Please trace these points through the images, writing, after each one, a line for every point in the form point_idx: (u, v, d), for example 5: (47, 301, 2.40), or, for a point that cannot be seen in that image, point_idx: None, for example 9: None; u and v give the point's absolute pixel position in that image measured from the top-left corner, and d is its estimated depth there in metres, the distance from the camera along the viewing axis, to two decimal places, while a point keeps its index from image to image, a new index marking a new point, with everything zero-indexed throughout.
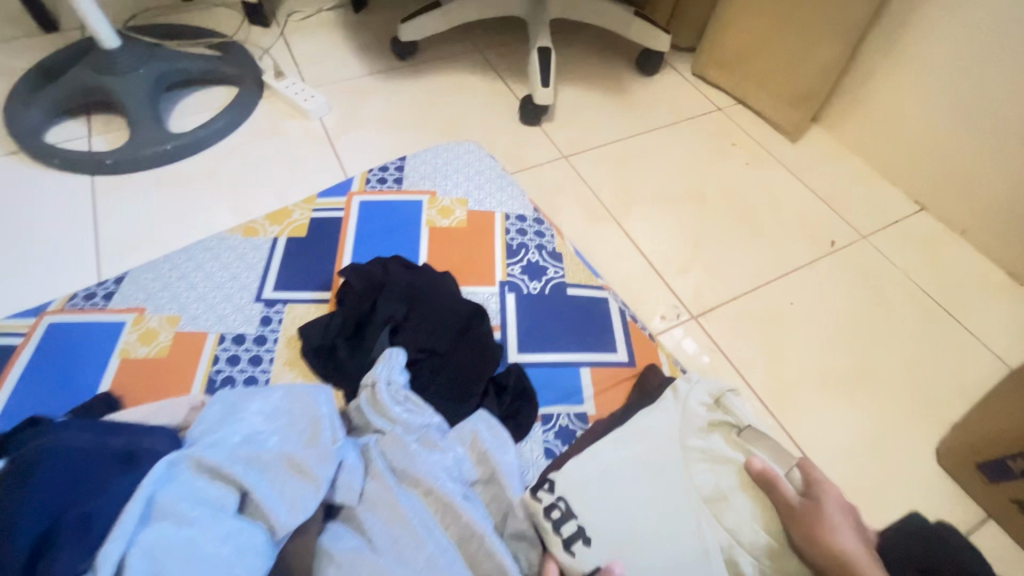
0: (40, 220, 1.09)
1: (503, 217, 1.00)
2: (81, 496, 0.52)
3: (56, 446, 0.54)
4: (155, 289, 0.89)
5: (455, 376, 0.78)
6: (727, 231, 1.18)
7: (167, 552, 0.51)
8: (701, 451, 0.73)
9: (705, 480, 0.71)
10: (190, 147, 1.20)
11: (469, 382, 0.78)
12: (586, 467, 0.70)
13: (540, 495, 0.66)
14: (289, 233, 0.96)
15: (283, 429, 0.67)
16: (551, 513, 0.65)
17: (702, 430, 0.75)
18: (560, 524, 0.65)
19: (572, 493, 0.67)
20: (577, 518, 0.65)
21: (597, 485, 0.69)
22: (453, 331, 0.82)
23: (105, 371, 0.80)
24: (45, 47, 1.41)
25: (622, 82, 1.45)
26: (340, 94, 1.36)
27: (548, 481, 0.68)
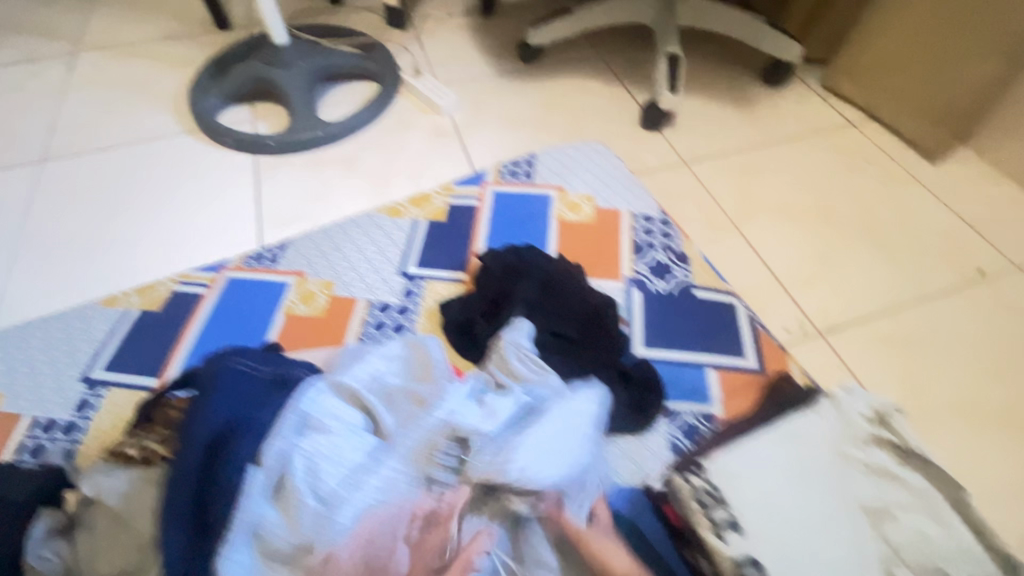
0: (210, 190, 1.24)
1: (631, 216, 1.02)
2: (249, 408, 0.65)
3: (229, 367, 0.68)
4: (313, 256, 0.99)
5: (583, 361, 0.80)
6: (857, 249, 1.13)
7: (318, 460, 0.61)
8: (862, 462, 0.68)
9: (865, 489, 0.65)
10: (337, 134, 1.32)
11: (599, 369, 0.80)
12: (740, 456, 0.67)
13: (689, 475, 0.65)
14: (429, 216, 1.04)
15: (401, 370, 0.74)
16: (704, 493, 0.63)
17: (863, 441, 0.69)
18: (715, 508, 0.62)
19: (724, 479, 0.64)
20: (731, 504, 0.63)
21: (751, 476, 0.65)
22: (582, 318, 0.84)
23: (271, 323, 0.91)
24: (217, 41, 1.60)
25: (746, 92, 1.43)
26: (469, 92, 1.45)
27: (696, 464, 0.66)
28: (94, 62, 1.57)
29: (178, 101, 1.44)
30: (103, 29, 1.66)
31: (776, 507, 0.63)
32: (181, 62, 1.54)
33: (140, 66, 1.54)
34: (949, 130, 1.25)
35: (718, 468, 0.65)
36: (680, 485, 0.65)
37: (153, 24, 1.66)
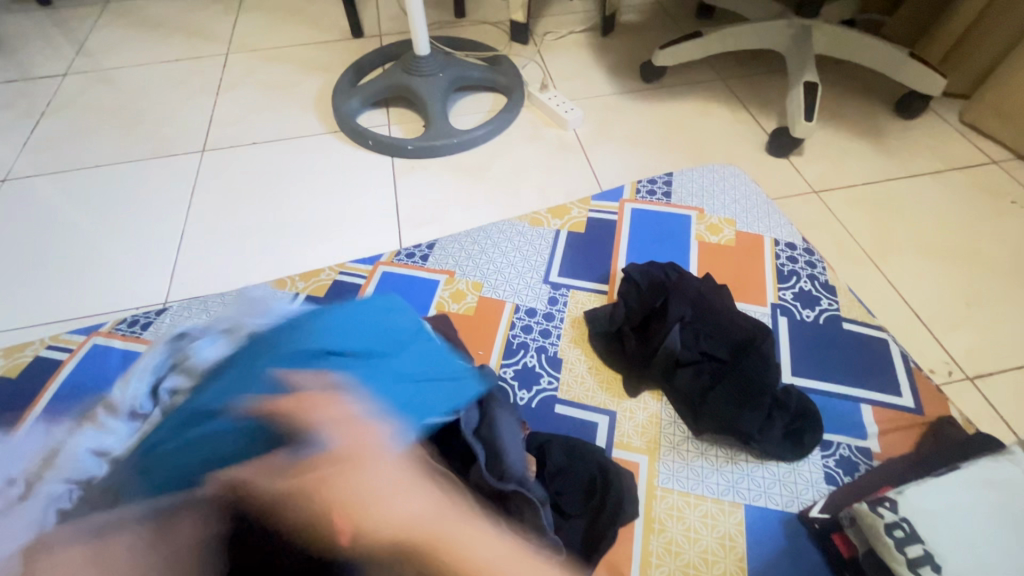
0: (352, 188, 1.33)
1: (773, 242, 1.03)
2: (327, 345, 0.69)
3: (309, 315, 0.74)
4: (461, 258, 1.05)
5: (741, 382, 0.79)
6: (1007, 294, 1.08)
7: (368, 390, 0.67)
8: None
9: None
10: (469, 142, 1.39)
11: (757, 392, 0.78)
12: (930, 497, 0.63)
13: (881, 510, 0.62)
14: (569, 228, 1.08)
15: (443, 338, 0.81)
16: (895, 526, 0.61)
17: None
18: (908, 543, 0.60)
19: (917, 517, 0.61)
20: (926, 544, 0.60)
21: (945, 518, 0.62)
22: (732, 342, 0.84)
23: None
24: (354, 49, 1.72)
25: (878, 123, 1.40)
26: (592, 108, 1.49)
27: (889, 499, 0.63)
28: (245, 64, 1.72)
29: (320, 103, 1.56)
30: (252, 34, 1.82)
31: (969, 556, 0.60)
32: (322, 67, 1.67)
33: (287, 69, 1.68)
34: None
35: (910, 504, 0.62)
36: (862, 517, 0.63)
37: (296, 31, 1.81)
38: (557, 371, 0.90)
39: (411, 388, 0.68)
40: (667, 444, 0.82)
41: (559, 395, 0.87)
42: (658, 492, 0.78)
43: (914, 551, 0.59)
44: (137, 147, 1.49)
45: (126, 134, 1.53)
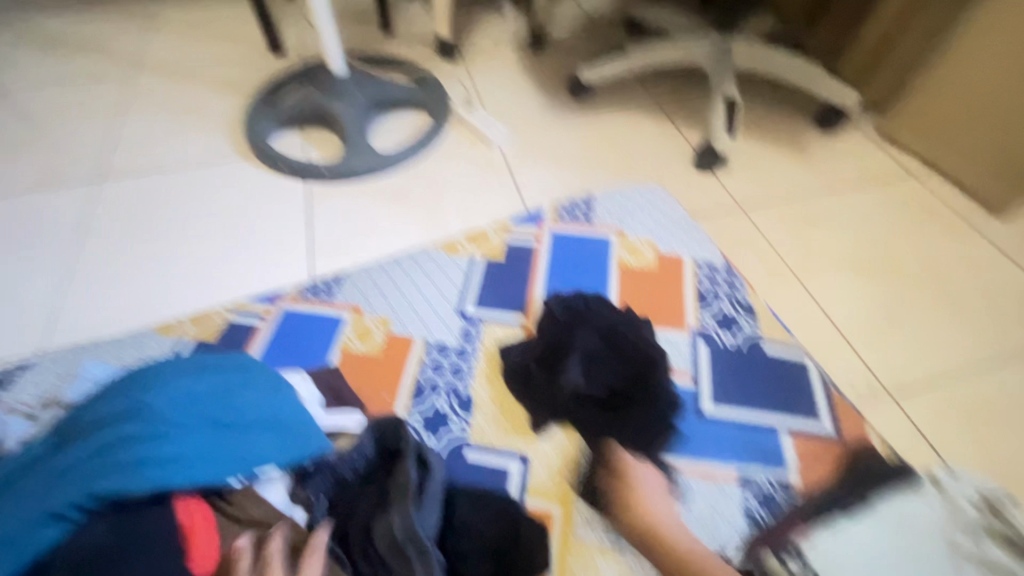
0: (261, 216, 1.24)
1: (693, 263, 1.00)
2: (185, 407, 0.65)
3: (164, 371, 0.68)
4: (369, 291, 0.98)
5: (643, 415, 0.80)
6: (923, 306, 1.09)
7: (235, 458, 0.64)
8: (972, 554, 0.70)
9: None
10: (389, 164, 1.32)
11: (658, 423, 0.80)
12: (838, 543, 0.70)
13: (787, 561, 0.69)
14: (486, 254, 1.02)
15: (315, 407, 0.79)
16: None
17: (970, 528, 0.71)
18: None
19: (824, 567, 0.69)
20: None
21: (852, 561, 0.69)
22: (634, 373, 0.83)
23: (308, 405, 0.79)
24: (271, 67, 1.62)
25: (800, 136, 1.41)
26: (518, 126, 1.45)
27: (795, 546, 0.70)
28: (151, 85, 1.59)
29: (231, 125, 1.46)
30: (160, 52, 1.69)
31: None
32: (234, 86, 1.57)
33: (197, 88, 1.57)
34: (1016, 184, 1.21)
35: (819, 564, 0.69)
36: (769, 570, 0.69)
37: (208, 48, 1.69)
38: (469, 413, 0.83)
39: (225, 449, 0.63)
40: (582, 489, 0.76)
41: (469, 439, 0.80)
42: (573, 545, 0.72)
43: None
44: (21, 177, 1.35)
45: (10, 162, 1.39)
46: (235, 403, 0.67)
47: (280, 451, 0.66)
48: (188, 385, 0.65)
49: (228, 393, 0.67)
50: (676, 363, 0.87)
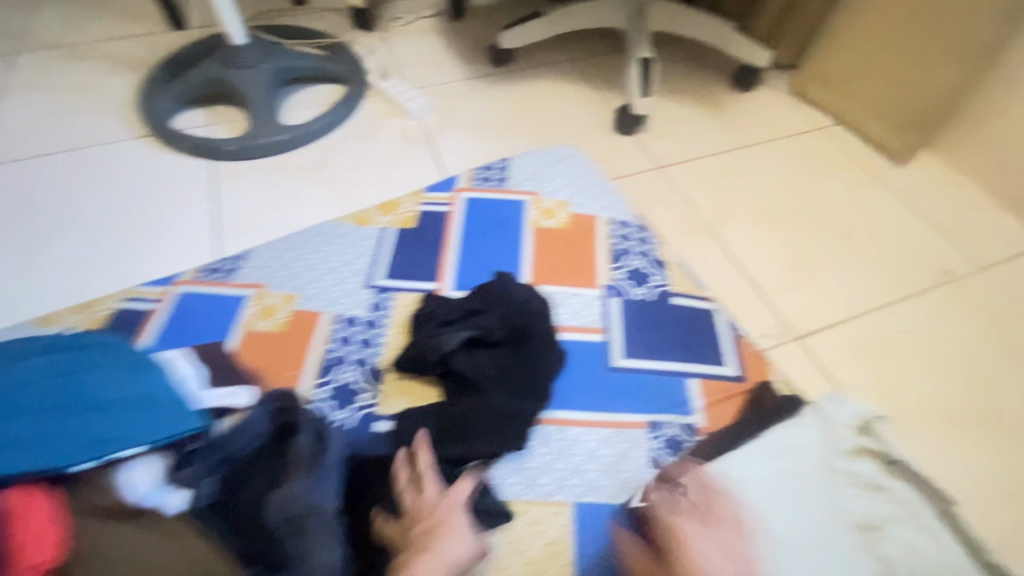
0: (162, 198, 1.16)
1: (607, 222, 1.00)
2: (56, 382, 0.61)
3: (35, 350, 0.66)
4: (274, 268, 0.93)
5: (519, 378, 0.77)
6: (830, 254, 1.13)
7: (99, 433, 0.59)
8: (848, 474, 0.71)
9: (854, 504, 0.69)
10: (300, 139, 1.26)
11: (532, 384, 0.77)
12: (724, 477, 0.69)
13: (677, 497, 0.68)
14: (398, 224, 0.99)
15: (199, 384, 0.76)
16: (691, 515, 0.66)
17: (848, 452, 0.73)
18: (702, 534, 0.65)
19: (711, 500, 0.67)
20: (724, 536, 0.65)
21: (737, 492, 0.68)
22: (517, 346, 0.79)
23: (188, 382, 0.75)
24: (171, 41, 1.51)
25: (717, 96, 1.43)
26: (438, 96, 1.40)
27: (683, 485, 0.69)
28: (36, 63, 1.45)
29: (127, 104, 1.35)
30: (45, 27, 1.54)
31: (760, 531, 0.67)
32: (130, 63, 1.45)
33: (89, 66, 1.45)
34: (914, 134, 1.26)
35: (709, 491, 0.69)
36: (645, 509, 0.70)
37: (100, 23, 1.56)
38: (379, 384, 0.81)
39: (82, 428, 0.59)
40: None
41: (379, 410, 0.78)
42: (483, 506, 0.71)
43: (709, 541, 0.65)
44: None
45: None
46: (93, 380, 0.63)
47: (147, 426, 0.61)
48: (35, 365, 0.62)
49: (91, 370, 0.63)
50: (588, 320, 0.88)
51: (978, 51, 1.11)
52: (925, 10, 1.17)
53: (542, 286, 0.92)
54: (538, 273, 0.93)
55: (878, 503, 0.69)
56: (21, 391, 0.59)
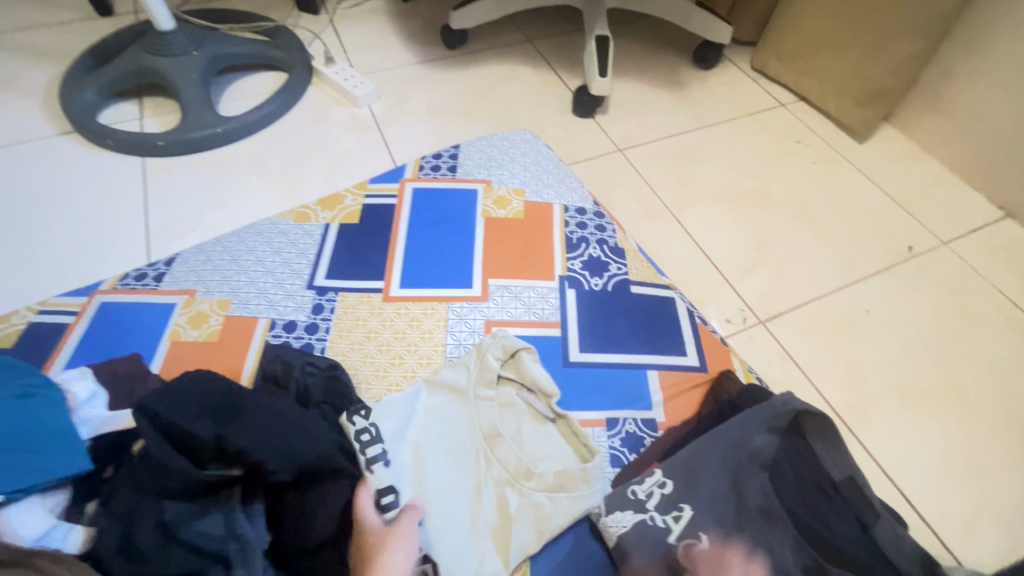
0: (89, 200, 1.07)
1: (562, 209, 0.95)
2: None
3: None
4: (205, 271, 0.87)
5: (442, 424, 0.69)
6: (793, 235, 1.10)
7: None
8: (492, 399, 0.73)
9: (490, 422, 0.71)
10: (238, 132, 1.17)
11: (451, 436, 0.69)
12: (387, 404, 0.72)
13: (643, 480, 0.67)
14: (341, 219, 0.93)
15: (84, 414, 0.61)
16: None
17: (492, 381, 0.74)
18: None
19: (379, 418, 0.70)
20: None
21: (403, 416, 0.71)
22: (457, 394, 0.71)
23: (84, 403, 0.62)
24: (97, 28, 1.39)
25: (679, 75, 1.38)
26: (387, 81, 1.33)
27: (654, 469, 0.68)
28: None
29: (48, 98, 1.24)
30: None
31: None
32: (50, 53, 1.33)
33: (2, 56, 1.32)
34: (876, 108, 1.24)
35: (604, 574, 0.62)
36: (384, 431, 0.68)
37: (14, 8, 1.42)
38: None
39: None
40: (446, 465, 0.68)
41: None
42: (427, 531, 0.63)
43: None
44: None
45: None
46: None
47: (49, 459, 0.54)
48: None
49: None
50: (544, 314, 0.84)
51: (937, 21, 1.09)
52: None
53: (496, 279, 0.87)
54: (492, 266, 0.88)
55: (510, 415, 0.73)
56: None
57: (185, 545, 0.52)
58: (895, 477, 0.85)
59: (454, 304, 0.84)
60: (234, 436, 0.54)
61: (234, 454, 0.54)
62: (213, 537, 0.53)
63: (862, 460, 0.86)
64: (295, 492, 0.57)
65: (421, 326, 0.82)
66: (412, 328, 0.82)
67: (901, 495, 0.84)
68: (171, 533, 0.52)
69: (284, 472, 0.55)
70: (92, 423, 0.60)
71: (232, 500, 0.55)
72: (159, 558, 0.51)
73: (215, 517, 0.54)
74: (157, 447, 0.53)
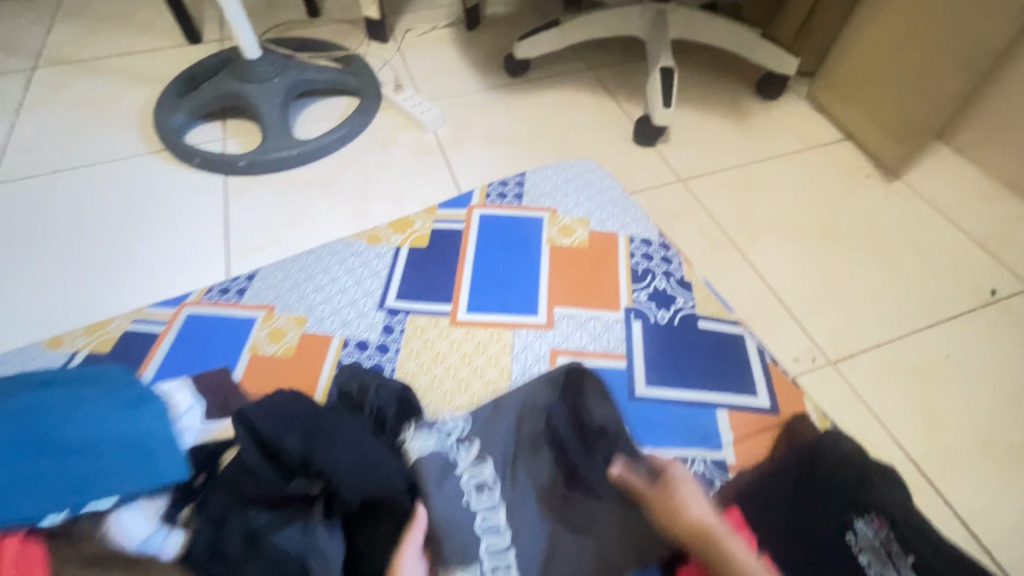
0: (175, 215, 1.14)
1: (628, 240, 0.96)
2: (83, 414, 0.58)
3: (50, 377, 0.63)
4: (283, 288, 0.91)
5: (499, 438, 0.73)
6: (864, 272, 1.07)
7: (116, 475, 0.57)
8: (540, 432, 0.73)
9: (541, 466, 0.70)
10: (312, 154, 1.23)
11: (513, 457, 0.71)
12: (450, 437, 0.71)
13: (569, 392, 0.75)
14: (410, 242, 0.96)
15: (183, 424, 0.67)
16: (483, 515, 0.66)
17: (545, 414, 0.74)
18: (491, 551, 0.64)
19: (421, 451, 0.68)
20: (506, 535, 0.65)
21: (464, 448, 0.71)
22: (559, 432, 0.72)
23: (184, 413, 0.68)
24: (187, 55, 1.50)
25: (742, 106, 1.37)
26: (452, 108, 1.37)
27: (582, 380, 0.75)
28: (51, 76, 1.44)
29: (143, 119, 1.34)
30: (63, 39, 1.53)
31: (531, 526, 0.66)
32: (146, 77, 1.44)
33: (105, 79, 1.43)
34: None
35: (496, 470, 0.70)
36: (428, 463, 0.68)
37: (117, 35, 1.54)
38: None
39: (110, 463, 0.57)
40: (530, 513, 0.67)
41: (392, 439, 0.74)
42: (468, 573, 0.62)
43: (493, 544, 0.64)
44: None
45: None
46: (112, 412, 0.60)
47: (163, 466, 0.59)
48: (59, 390, 0.60)
49: (74, 404, 0.59)
50: (609, 345, 0.83)
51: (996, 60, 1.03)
52: (948, 11, 1.06)
53: (561, 308, 0.88)
54: (557, 295, 0.89)
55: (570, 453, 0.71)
56: (53, 424, 0.57)
57: (266, 552, 0.54)
58: (981, 537, 0.79)
59: (520, 330, 0.85)
60: (321, 450, 0.58)
61: (316, 472, 0.57)
62: (291, 544, 0.54)
63: (942, 515, 0.81)
64: (367, 515, 0.59)
65: (487, 352, 0.83)
66: (479, 353, 0.83)
67: (986, 555, 0.78)
68: (255, 538, 0.55)
69: (355, 495, 0.57)
70: (189, 433, 0.66)
71: (314, 513, 0.57)
72: (244, 562, 0.54)
73: (295, 528, 0.55)
74: (250, 455, 0.57)
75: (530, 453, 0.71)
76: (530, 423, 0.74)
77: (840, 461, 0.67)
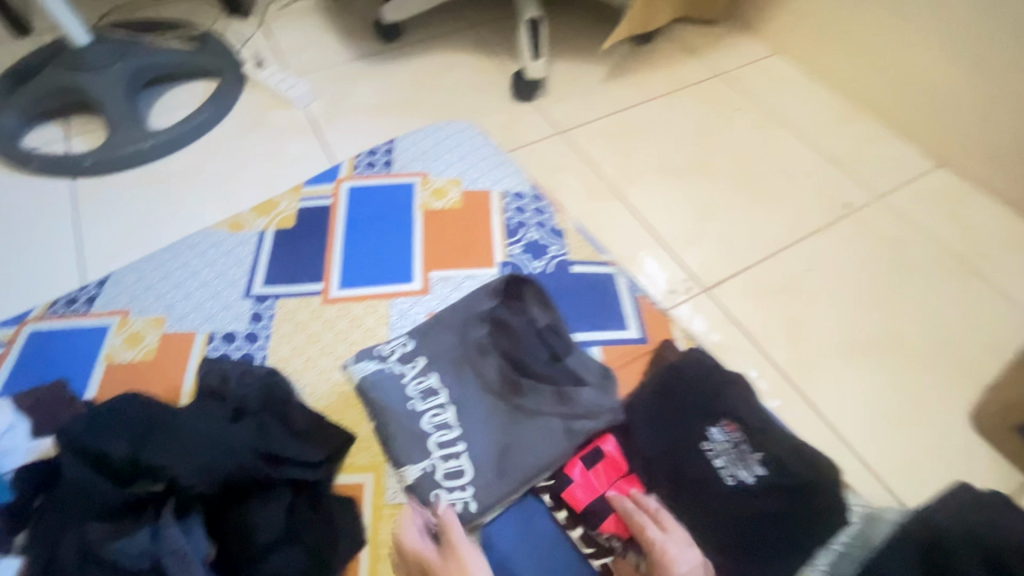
0: (15, 228, 1.04)
1: (500, 196, 0.96)
2: None
3: None
4: (138, 290, 0.85)
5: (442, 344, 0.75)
6: (734, 201, 1.12)
7: None
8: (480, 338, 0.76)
9: (485, 366, 0.74)
10: (169, 144, 1.14)
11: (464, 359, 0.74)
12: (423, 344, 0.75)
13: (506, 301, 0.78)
14: (276, 225, 0.92)
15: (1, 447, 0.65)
16: (431, 414, 0.70)
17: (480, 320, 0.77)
18: (440, 443, 0.68)
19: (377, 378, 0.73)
20: (455, 428, 0.69)
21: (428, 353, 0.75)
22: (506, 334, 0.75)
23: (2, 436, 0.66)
24: (15, 48, 1.33)
25: (618, 51, 1.38)
26: (323, 80, 1.30)
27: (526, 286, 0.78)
28: None
29: None
30: None
31: (480, 424, 0.70)
32: None
33: None
34: None
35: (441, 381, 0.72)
36: (386, 381, 0.72)
37: None
38: None
39: None
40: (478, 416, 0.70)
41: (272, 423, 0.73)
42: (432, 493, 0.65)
43: (443, 437, 0.69)
44: None
45: None
46: None
47: None
48: None
49: None
50: None
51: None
52: None
53: (437, 272, 0.87)
54: (432, 258, 0.88)
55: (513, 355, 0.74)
56: None
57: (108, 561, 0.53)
58: (840, 428, 0.87)
59: (396, 299, 0.84)
60: (149, 453, 0.57)
61: (151, 469, 0.57)
62: (134, 551, 0.53)
63: (807, 413, 0.89)
64: (231, 501, 0.59)
65: (363, 325, 0.81)
66: (355, 328, 0.81)
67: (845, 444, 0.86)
68: (94, 552, 0.53)
69: (199, 486, 0.57)
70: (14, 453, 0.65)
71: (161, 514, 0.56)
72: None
73: (138, 534, 0.54)
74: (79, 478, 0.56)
75: (477, 354, 0.74)
76: (474, 330, 0.76)
77: (698, 380, 0.72)
